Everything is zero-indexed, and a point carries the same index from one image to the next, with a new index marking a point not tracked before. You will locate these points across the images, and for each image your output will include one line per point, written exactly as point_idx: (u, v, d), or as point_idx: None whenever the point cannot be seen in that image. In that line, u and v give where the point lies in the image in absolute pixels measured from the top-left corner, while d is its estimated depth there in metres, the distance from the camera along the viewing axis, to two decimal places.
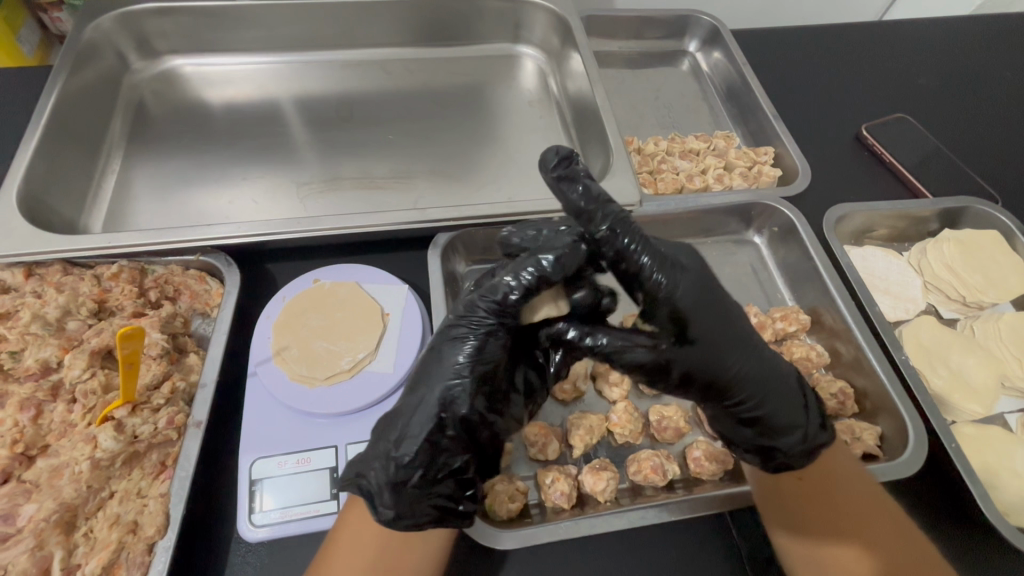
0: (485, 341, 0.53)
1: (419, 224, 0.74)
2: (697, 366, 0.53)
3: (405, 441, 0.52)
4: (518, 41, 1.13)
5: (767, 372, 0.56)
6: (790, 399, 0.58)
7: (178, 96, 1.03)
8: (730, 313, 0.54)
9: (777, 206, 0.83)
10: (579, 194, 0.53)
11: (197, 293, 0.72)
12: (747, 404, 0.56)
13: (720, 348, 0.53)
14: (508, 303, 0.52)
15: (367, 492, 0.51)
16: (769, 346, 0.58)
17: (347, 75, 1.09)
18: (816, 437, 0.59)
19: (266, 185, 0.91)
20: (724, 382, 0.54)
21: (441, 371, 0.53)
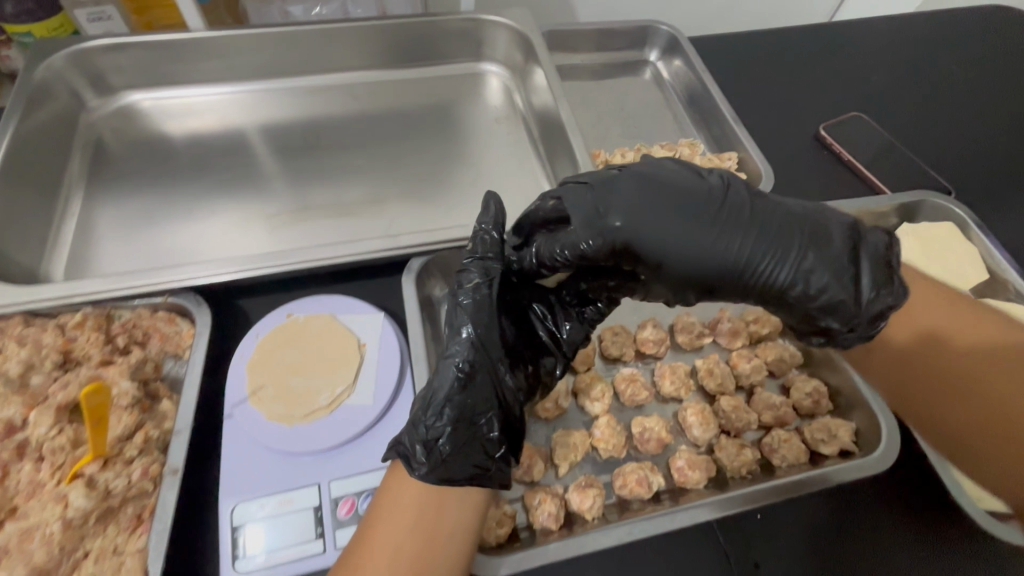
0: (478, 305, 0.61)
1: (392, 251, 0.74)
2: (682, 271, 0.54)
3: (434, 405, 0.58)
4: (481, 59, 1.13)
5: (768, 244, 0.52)
6: (833, 252, 0.51)
7: (138, 132, 1.01)
8: (661, 201, 0.55)
9: None
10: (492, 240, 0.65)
11: (167, 336, 0.71)
12: (780, 284, 0.51)
13: (690, 247, 0.53)
14: (477, 278, 0.62)
15: (404, 455, 0.57)
16: (756, 217, 0.54)
17: (313, 102, 1.08)
18: (884, 292, 0.51)
19: (234, 219, 0.90)
20: (737, 282, 0.53)
21: (449, 339, 0.61)
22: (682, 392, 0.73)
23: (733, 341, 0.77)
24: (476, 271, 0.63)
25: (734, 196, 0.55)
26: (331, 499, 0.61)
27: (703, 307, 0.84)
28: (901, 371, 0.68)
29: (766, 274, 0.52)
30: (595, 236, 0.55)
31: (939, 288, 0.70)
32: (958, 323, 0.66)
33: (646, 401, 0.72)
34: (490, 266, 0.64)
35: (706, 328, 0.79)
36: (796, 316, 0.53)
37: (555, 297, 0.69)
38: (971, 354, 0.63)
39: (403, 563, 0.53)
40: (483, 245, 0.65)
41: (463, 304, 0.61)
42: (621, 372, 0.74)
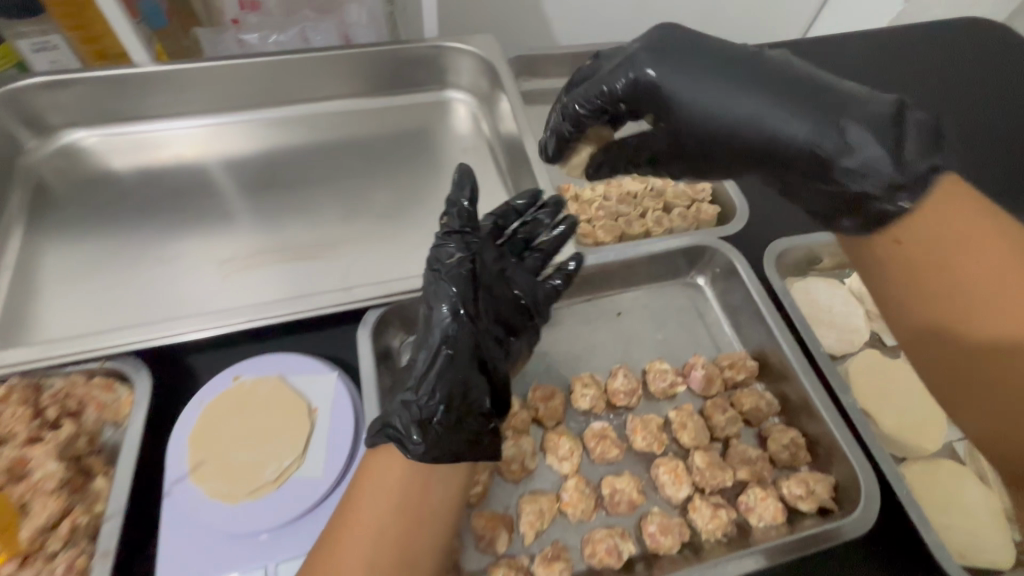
0: (457, 279, 0.57)
1: (345, 304, 0.71)
2: (703, 125, 0.56)
3: (422, 383, 0.56)
4: (446, 87, 1.09)
5: (803, 105, 0.52)
6: (872, 112, 0.51)
7: (82, 172, 0.95)
8: (712, 59, 0.56)
9: (718, 248, 0.82)
10: (459, 213, 0.60)
11: (104, 403, 0.66)
12: (808, 141, 0.52)
13: (721, 108, 0.55)
14: (455, 253, 0.58)
15: (396, 438, 0.57)
16: (804, 76, 0.54)
17: (271, 136, 1.04)
18: (923, 162, 0.49)
19: (183, 266, 0.85)
20: (766, 142, 0.54)
21: (429, 327, 0.57)
22: (655, 448, 0.69)
23: (708, 389, 0.74)
24: (453, 246, 0.59)
25: (789, 68, 0.55)
26: None
27: (677, 350, 0.80)
28: (924, 353, 0.51)
29: (793, 133, 0.52)
30: (632, 86, 0.57)
31: (969, 197, 0.49)
32: (970, 268, 0.47)
33: (617, 458, 0.69)
34: (468, 239, 0.59)
35: (680, 374, 0.75)
36: (827, 178, 0.53)
37: (543, 250, 0.66)
38: (1017, 330, 0.46)
39: (389, 544, 0.54)
40: (458, 218, 0.60)
41: (441, 281, 0.56)
42: (591, 427, 0.70)
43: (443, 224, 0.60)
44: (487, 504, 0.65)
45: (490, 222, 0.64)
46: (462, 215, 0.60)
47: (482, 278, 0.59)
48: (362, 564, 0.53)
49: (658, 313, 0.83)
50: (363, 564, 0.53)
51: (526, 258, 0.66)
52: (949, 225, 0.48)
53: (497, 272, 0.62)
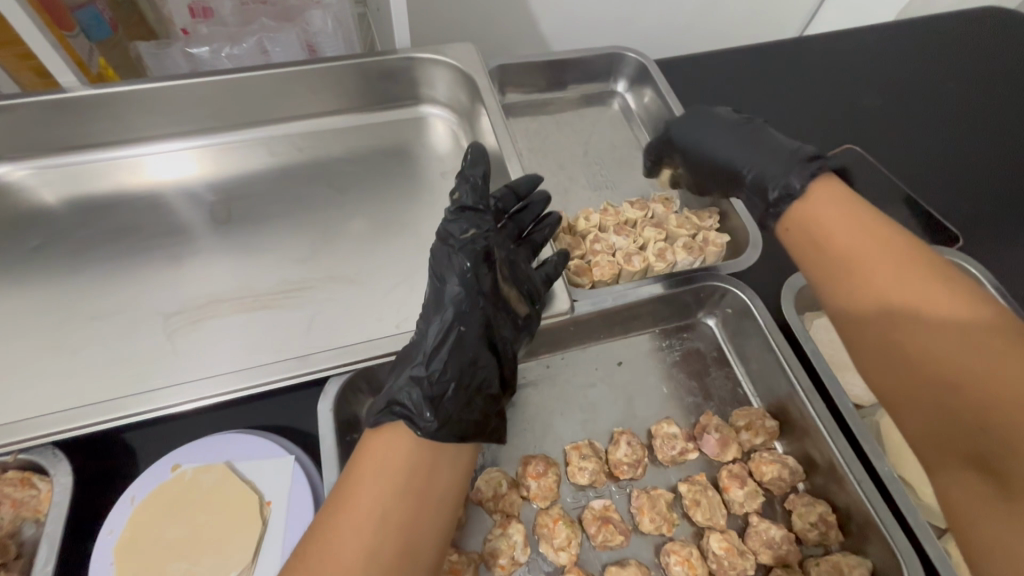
0: (471, 252, 0.58)
1: (301, 374, 0.61)
2: (699, 155, 0.76)
3: (433, 358, 0.56)
4: (421, 101, 0.98)
5: (747, 147, 0.71)
6: (782, 155, 0.66)
7: (7, 213, 0.84)
8: (715, 121, 0.77)
9: (728, 287, 0.72)
10: (469, 191, 0.62)
11: (20, 501, 0.56)
12: (739, 168, 0.70)
13: (708, 147, 0.75)
14: (469, 228, 0.60)
15: (406, 415, 0.53)
16: (769, 134, 0.71)
17: (226, 161, 0.92)
18: (792, 182, 0.62)
19: (121, 322, 0.74)
20: (722, 170, 0.73)
21: (441, 302, 0.58)
22: (665, 530, 0.61)
23: (722, 454, 0.65)
24: (465, 222, 0.60)
25: (774, 131, 0.72)
26: None
27: (686, 404, 0.71)
28: (854, 336, 0.52)
29: (731, 165, 0.72)
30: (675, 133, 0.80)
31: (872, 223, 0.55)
32: (878, 274, 0.51)
33: (623, 544, 0.60)
34: (481, 216, 0.61)
35: (690, 438, 0.66)
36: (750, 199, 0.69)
37: (536, 243, 0.70)
38: (918, 294, 0.49)
39: (393, 530, 0.47)
40: (469, 193, 0.62)
41: (456, 254, 0.58)
42: (591, 507, 0.61)
43: (455, 198, 0.62)
44: None
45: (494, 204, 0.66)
46: (473, 190, 0.62)
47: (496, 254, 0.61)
48: (360, 553, 0.45)
49: (663, 361, 0.74)
50: (363, 553, 0.45)
51: (520, 250, 0.68)
52: (821, 217, 0.57)
53: (504, 254, 0.63)
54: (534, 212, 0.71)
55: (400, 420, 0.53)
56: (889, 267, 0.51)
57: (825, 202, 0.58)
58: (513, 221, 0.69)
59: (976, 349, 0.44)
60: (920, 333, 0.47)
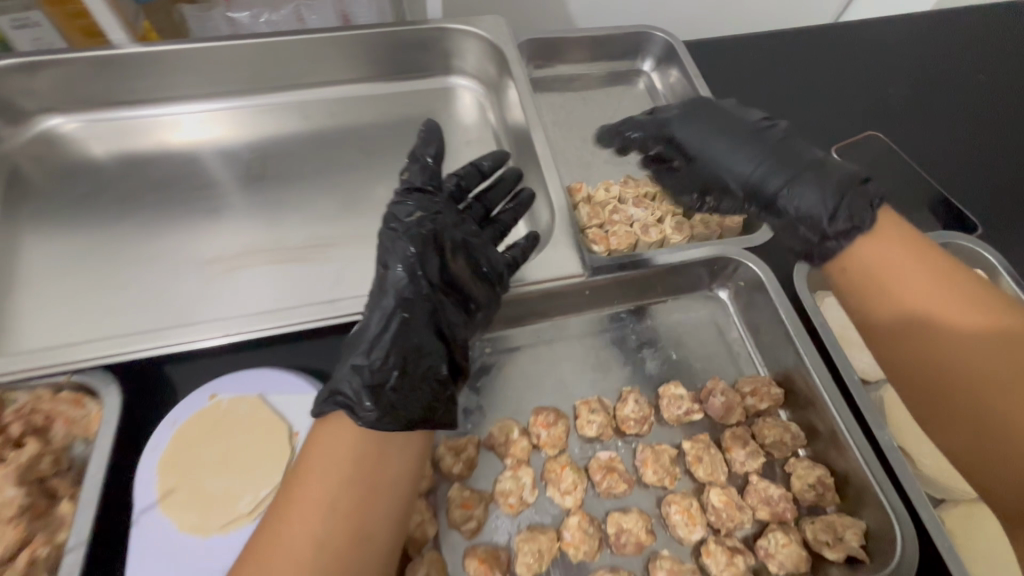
0: (415, 234, 0.60)
1: (334, 318, 0.65)
2: (715, 164, 0.71)
3: (376, 345, 0.56)
4: (452, 72, 1.01)
5: (778, 163, 0.67)
6: (828, 177, 0.64)
7: (62, 164, 0.89)
8: (731, 123, 0.72)
9: (742, 259, 0.74)
10: (422, 174, 0.65)
11: (74, 419, 0.62)
12: (770, 186, 0.67)
13: (723, 155, 0.71)
14: (415, 212, 0.62)
15: (346, 404, 0.53)
16: (806, 150, 0.68)
17: (263, 123, 0.96)
18: (859, 215, 0.60)
19: (164, 268, 0.79)
20: (748, 184, 0.69)
21: (386, 286, 0.59)
22: (667, 483, 0.64)
23: (727, 417, 0.68)
24: (412, 206, 0.62)
25: (798, 140, 0.69)
26: None
27: (695, 370, 0.73)
28: (928, 377, 0.55)
29: (755, 181, 0.68)
30: (685, 132, 0.74)
31: (934, 261, 0.57)
32: (947, 320, 0.54)
33: (626, 493, 0.63)
34: (427, 199, 0.63)
35: (697, 400, 0.69)
36: (784, 221, 0.66)
37: (503, 223, 0.70)
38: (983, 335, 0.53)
39: (341, 518, 0.48)
40: (419, 175, 0.65)
41: (398, 238, 0.59)
42: (598, 458, 0.65)
43: (403, 184, 0.65)
44: (481, 540, 0.60)
45: (453, 187, 0.68)
46: (424, 176, 0.65)
47: (446, 238, 0.61)
48: (310, 541, 0.47)
49: (675, 328, 0.76)
50: (311, 541, 0.47)
51: (484, 231, 0.69)
52: (886, 255, 0.58)
53: (458, 237, 0.63)
54: (500, 191, 0.72)
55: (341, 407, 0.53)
56: (973, 315, 0.54)
57: (888, 243, 0.58)
58: (478, 202, 0.70)
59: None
60: (1006, 370, 0.51)
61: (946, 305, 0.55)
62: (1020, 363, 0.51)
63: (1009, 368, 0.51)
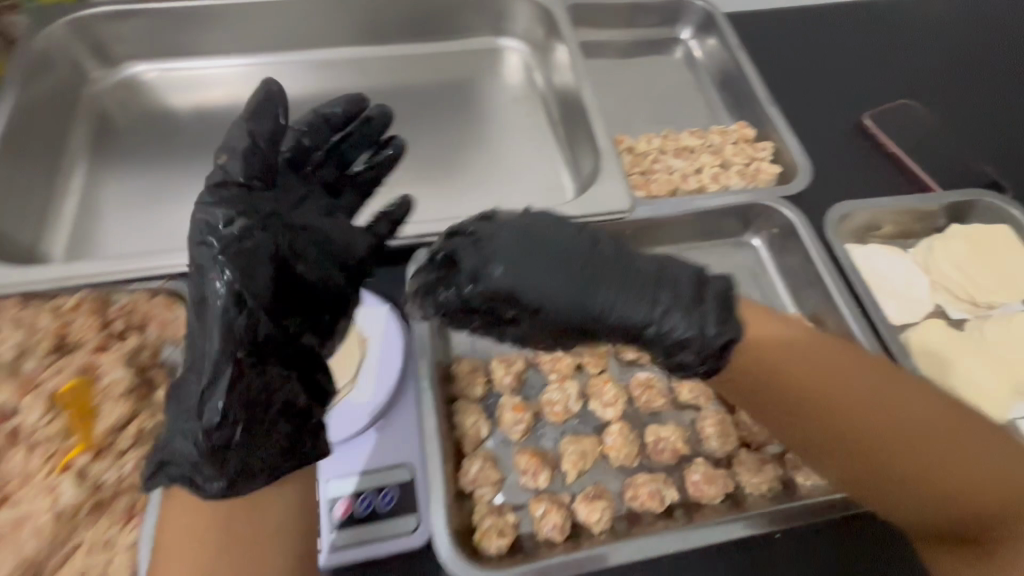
0: (221, 249, 0.43)
1: (400, 240, 0.72)
2: (564, 305, 0.47)
3: (208, 401, 0.42)
4: (501, 34, 1.06)
5: (625, 279, 0.48)
6: (683, 292, 0.50)
7: (142, 108, 0.96)
8: (558, 249, 0.47)
9: (776, 206, 0.79)
10: (251, 158, 0.45)
11: (166, 321, 0.65)
12: (640, 321, 0.49)
13: (563, 285, 0.47)
14: (236, 215, 0.44)
15: (184, 476, 0.42)
16: (641, 257, 0.51)
17: (322, 76, 1.02)
18: (710, 355, 0.50)
19: None
20: (594, 325, 0.49)
21: (207, 321, 0.43)
22: (702, 402, 0.69)
23: None
24: (227, 206, 0.44)
25: (638, 254, 0.50)
26: (325, 500, 0.57)
27: None
28: (855, 467, 0.50)
29: (630, 314, 0.49)
30: (490, 245, 0.46)
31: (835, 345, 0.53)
32: (884, 419, 0.49)
33: (663, 408, 0.69)
34: (251, 195, 0.45)
35: None
36: (658, 354, 0.52)
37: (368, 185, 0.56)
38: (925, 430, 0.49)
39: None
40: (238, 158, 0.45)
41: (216, 258, 0.42)
42: (637, 377, 0.70)
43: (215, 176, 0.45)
44: (529, 442, 0.66)
45: (298, 158, 0.50)
46: (256, 168, 0.45)
47: (293, 232, 0.47)
48: None
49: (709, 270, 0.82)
50: None
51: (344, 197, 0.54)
52: (780, 365, 0.50)
53: (307, 224, 0.48)
54: (359, 142, 0.55)
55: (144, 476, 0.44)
56: (925, 410, 0.50)
57: (816, 343, 0.52)
58: (331, 158, 0.54)
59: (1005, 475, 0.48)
60: (945, 425, 0.49)
61: (869, 411, 0.49)
62: (981, 446, 0.49)
63: (946, 468, 0.48)
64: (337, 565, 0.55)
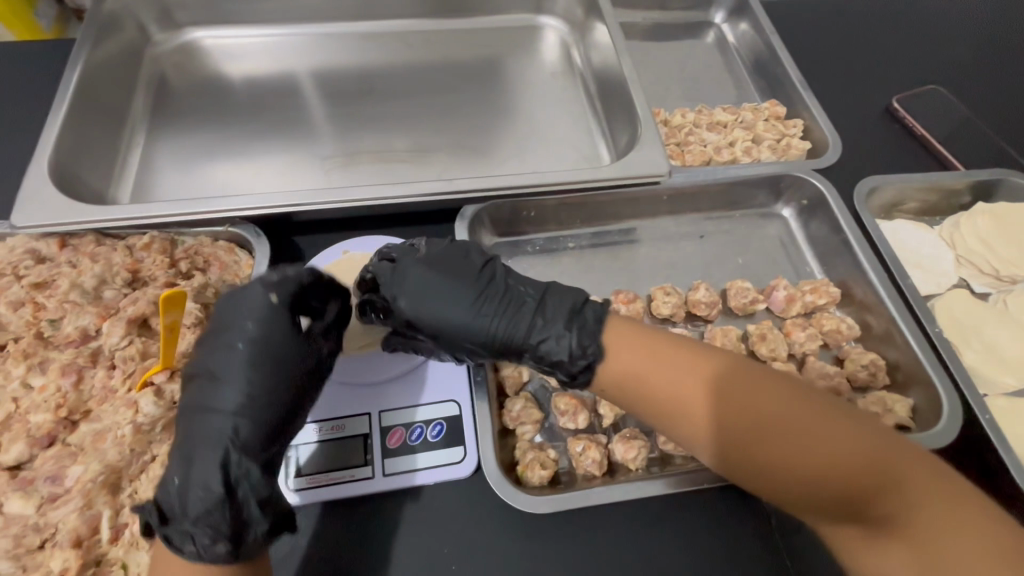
0: (255, 354, 0.55)
1: (449, 194, 0.74)
2: (447, 327, 0.61)
3: (198, 488, 0.49)
4: (540, 12, 1.11)
5: (495, 301, 0.62)
6: (550, 313, 0.62)
7: (197, 71, 1.00)
8: (447, 272, 0.63)
9: (807, 177, 0.82)
10: (246, 342, 0.55)
11: (226, 265, 0.71)
12: (507, 336, 0.61)
13: (445, 309, 0.61)
14: (250, 343, 0.55)
15: (182, 544, 0.48)
16: (523, 283, 0.65)
17: (366, 47, 1.06)
18: (590, 351, 0.59)
19: (288, 160, 0.89)
20: (485, 342, 0.61)
21: (205, 425, 0.52)
22: None
23: (787, 310, 0.76)
24: (227, 347, 0.55)
25: (511, 277, 0.65)
26: (381, 428, 0.64)
27: (756, 276, 0.82)
28: (734, 457, 0.53)
29: (499, 334, 0.61)
30: (399, 275, 0.63)
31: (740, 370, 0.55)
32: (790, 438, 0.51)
33: None
34: (260, 338, 0.55)
35: (761, 295, 0.77)
36: (538, 365, 0.63)
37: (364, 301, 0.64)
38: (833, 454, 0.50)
39: None
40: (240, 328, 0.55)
41: (218, 376, 0.54)
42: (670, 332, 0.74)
43: (240, 289, 0.57)
44: (568, 389, 0.70)
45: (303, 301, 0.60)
46: (249, 322, 0.56)
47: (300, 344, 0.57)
48: None
49: (738, 240, 0.85)
50: None
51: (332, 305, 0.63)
52: (630, 363, 0.58)
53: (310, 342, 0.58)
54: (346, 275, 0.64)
55: (156, 529, 0.49)
56: (831, 431, 0.51)
57: (704, 366, 0.56)
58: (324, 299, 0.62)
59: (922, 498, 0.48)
60: (854, 452, 0.50)
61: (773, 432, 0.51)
62: (893, 471, 0.49)
63: (807, 444, 0.50)
64: (391, 487, 0.61)
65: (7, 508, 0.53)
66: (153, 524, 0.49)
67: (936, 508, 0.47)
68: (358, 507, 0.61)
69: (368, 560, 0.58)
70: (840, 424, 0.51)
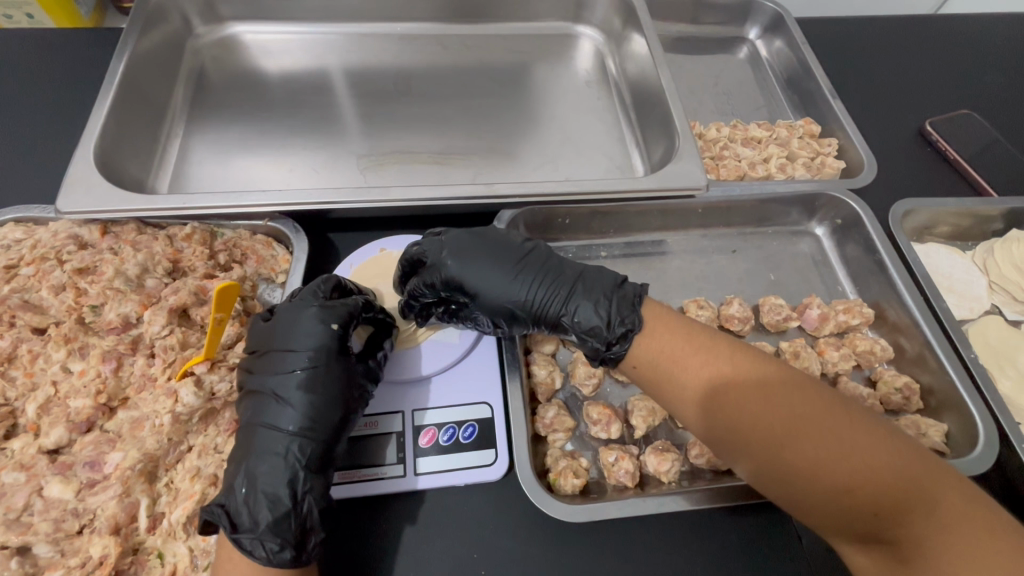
0: (314, 374, 0.57)
1: (488, 199, 0.73)
2: (491, 293, 0.64)
3: (264, 496, 0.51)
4: (577, 22, 1.12)
5: (533, 272, 0.65)
6: (590, 285, 0.64)
7: (235, 64, 1.01)
8: (492, 246, 0.66)
9: (843, 198, 0.82)
10: (302, 364, 0.57)
11: (264, 258, 0.72)
12: (544, 304, 0.64)
13: (489, 277, 0.64)
14: (303, 364, 0.57)
15: (246, 546, 0.50)
16: (563, 258, 0.67)
17: (403, 48, 1.07)
18: (626, 321, 0.60)
19: (324, 157, 0.90)
20: (521, 310, 0.64)
21: (270, 439, 0.54)
22: None
23: (820, 328, 0.76)
24: (282, 366, 0.57)
25: (551, 253, 0.67)
26: (414, 429, 0.64)
27: (788, 294, 0.82)
28: (757, 451, 0.52)
29: (536, 302, 0.64)
30: (447, 246, 0.66)
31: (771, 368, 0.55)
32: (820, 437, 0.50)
33: None
34: (315, 357, 0.58)
35: (794, 312, 0.77)
36: (572, 337, 0.64)
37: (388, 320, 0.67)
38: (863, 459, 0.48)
39: None
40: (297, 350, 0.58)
41: (278, 395, 0.56)
42: None
43: (290, 310, 0.60)
44: (599, 399, 0.70)
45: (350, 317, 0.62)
46: (297, 343, 0.58)
47: (349, 361, 0.59)
48: None
49: (770, 256, 0.85)
50: None
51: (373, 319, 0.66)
52: (662, 348, 0.58)
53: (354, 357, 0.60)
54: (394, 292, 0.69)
55: (227, 534, 0.50)
56: (861, 436, 0.50)
57: (734, 360, 0.56)
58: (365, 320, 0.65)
59: (958, 519, 0.46)
60: (886, 459, 0.48)
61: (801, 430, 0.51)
62: (924, 485, 0.48)
63: (837, 450, 0.49)
64: (424, 487, 0.61)
65: (46, 492, 0.53)
66: (222, 528, 0.50)
67: (969, 534, 0.45)
68: (388, 507, 0.61)
69: (398, 562, 0.58)
70: (870, 430, 0.50)
